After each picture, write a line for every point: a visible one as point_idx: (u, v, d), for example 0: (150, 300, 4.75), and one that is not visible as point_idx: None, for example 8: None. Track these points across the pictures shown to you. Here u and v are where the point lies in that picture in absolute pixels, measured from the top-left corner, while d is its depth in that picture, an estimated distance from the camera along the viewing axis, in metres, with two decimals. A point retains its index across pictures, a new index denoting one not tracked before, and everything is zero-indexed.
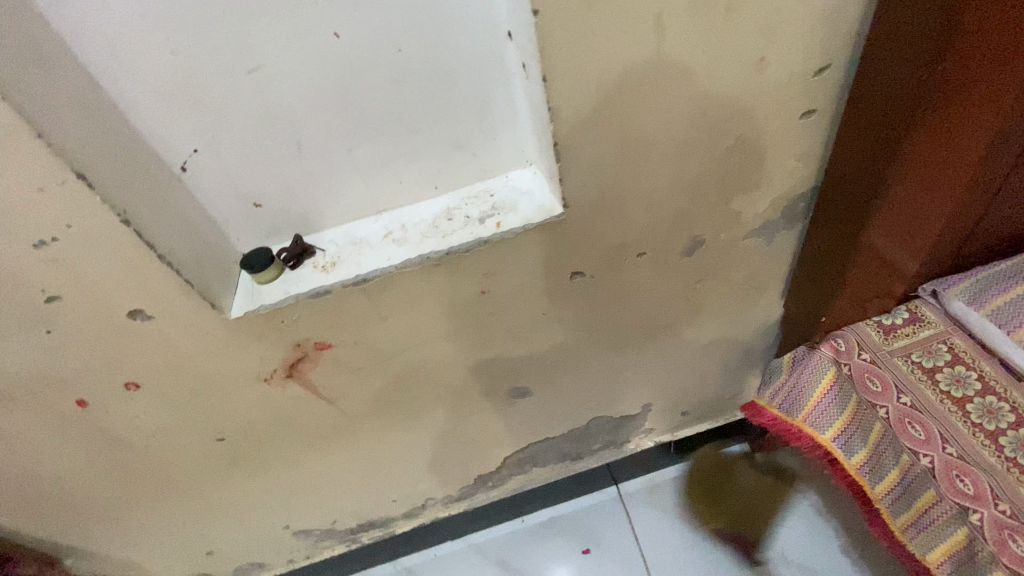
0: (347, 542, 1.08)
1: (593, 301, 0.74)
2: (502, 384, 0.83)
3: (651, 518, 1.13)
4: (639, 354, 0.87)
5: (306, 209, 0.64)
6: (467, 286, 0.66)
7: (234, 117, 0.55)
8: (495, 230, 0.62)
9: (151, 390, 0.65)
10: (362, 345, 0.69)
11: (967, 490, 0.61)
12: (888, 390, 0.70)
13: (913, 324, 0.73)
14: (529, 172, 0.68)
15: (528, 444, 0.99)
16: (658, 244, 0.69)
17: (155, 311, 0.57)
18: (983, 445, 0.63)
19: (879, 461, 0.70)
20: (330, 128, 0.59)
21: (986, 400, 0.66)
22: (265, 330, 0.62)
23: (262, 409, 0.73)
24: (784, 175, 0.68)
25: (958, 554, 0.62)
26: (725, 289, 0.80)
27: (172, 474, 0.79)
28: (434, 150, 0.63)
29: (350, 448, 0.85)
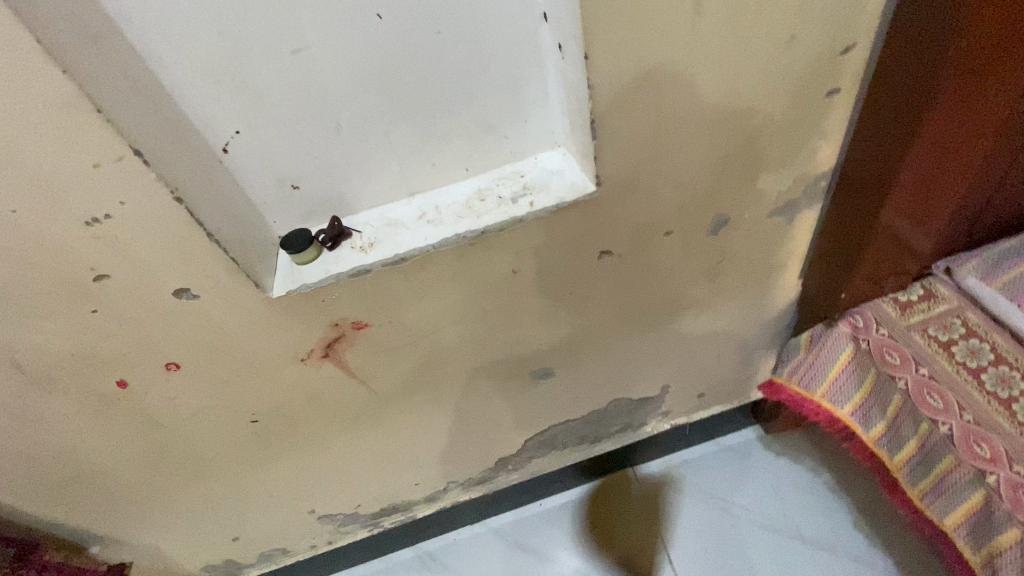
0: (369, 527, 1.09)
1: (619, 280, 0.76)
2: (527, 365, 0.85)
3: (667, 499, 1.15)
4: (660, 334, 0.89)
5: (342, 191, 0.66)
6: (500, 266, 0.67)
7: (276, 99, 0.56)
8: (530, 208, 0.63)
9: (190, 370, 0.67)
10: (396, 325, 0.70)
11: (984, 454, 0.64)
12: (907, 363, 0.72)
13: (928, 300, 0.75)
14: (559, 153, 0.69)
15: (549, 425, 1.01)
16: (685, 222, 0.71)
17: (200, 289, 0.58)
18: (997, 412, 0.65)
19: (898, 431, 0.73)
20: (366, 110, 0.60)
21: (999, 368, 0.68)
22: (304, 309, 0.64)
23: (296, 391, 0.74)
24: (807, 154, 0.69)
25: (977, 516, 0.64)
26: (746, 268, 0.82)
27: (205, 457, 0.80)
28: (467, 131, 0.64)
29: (379, 430, 0.86)
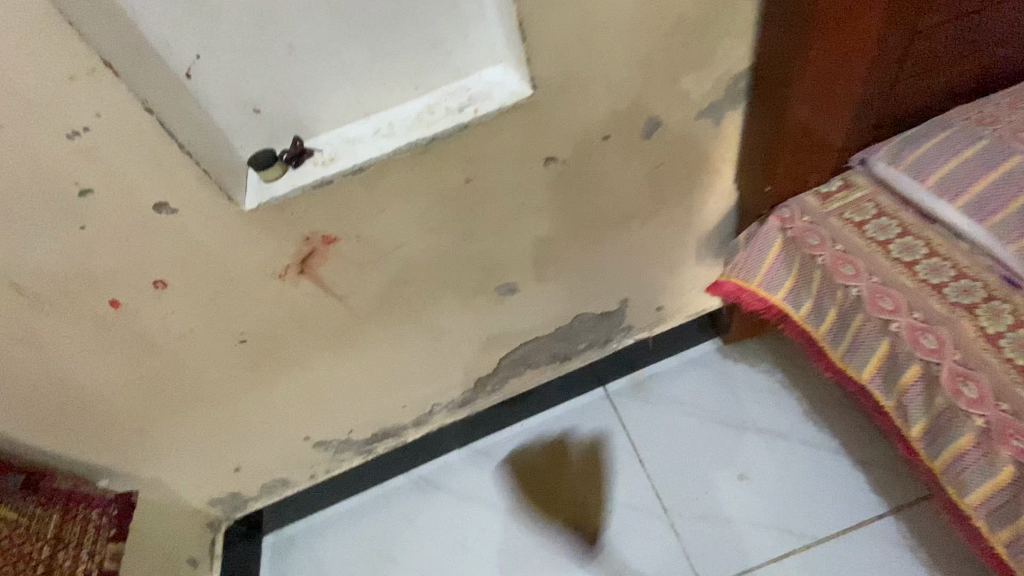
0: (363, 453, 1.19)
1: (567, 187, 0.83)
2: (493, 279, 0.92)
3: (637, 409, 1.24)
4: (613, 244, 0.97)
5: (300, 112, 0.71)
6: (454, 174, 0.74)
7: (231, 22, 0.62)
8: (474, 114, 0.69)
9: (177, 289, 0.73)
10: (363, 237, 0.76)
11: (888, 306, 0.73)
12: (825, 242, 0.81)
13: (845, 189, 0.85)
14: (500, 69, 0.74)
15: (520, 342, 1.09)
16: (619, 126, 0.77)
17: (178, 204, 0.64)
18: (900, 272, 0.74)
19: (821, 304, 0.82)
20: (316, 31, 0.65)
21: (904, 239, 0.77)
22: (276, 222, 0.70)
23: (278, 309, 0.81)
24: (724, 55, 0.76)
25: (885, 364, 0.74)
26: (683, 173, 0.89)
27: (200, 383, 0.87)
28: (412, 49, 0.70)
29: (361, 349, 0.94)
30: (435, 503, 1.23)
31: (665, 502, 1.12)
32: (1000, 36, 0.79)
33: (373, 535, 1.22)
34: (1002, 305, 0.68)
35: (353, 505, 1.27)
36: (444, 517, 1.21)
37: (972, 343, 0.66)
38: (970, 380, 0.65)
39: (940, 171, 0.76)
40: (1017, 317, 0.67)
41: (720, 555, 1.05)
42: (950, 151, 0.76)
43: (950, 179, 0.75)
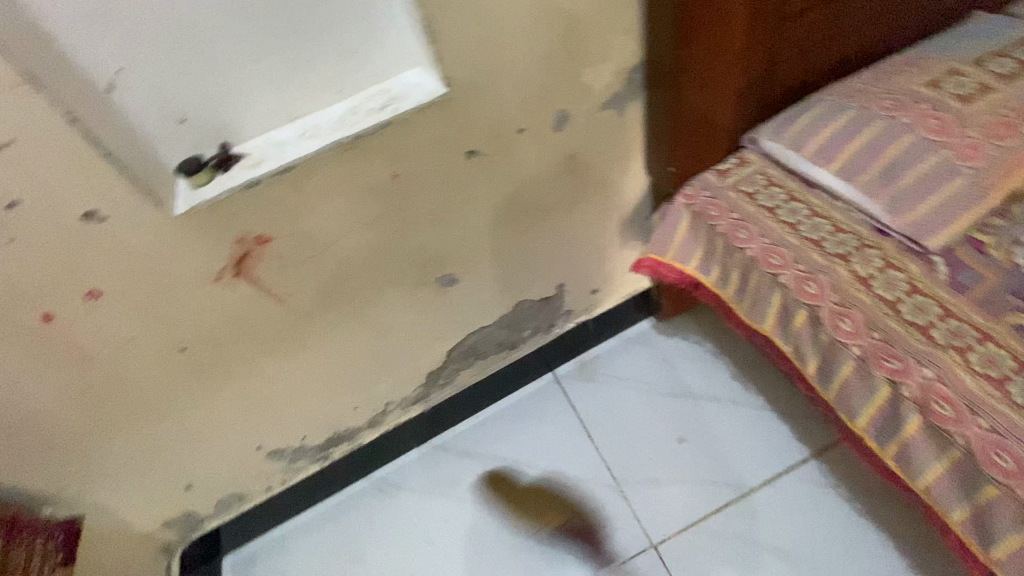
0: (319, 459, 1.20)
1: (491, 178, 0.89)
2: (431, 272, 0.97)
3: (584, 390, 1.31)
4: (541, 231, 1.04)
5: (226, 120, 0.74)
6: (380, 170, 0.79)
7: (151, 37, 0.65)
8: (394, 112, 0.74)
9: (113, 298, 0.74)
10: (297, 236, 0.80)
11: (777, 262, 0.83)
12: (723, 212, 0.91)
13: (740, 165, 0.95)
14: (418, 71, 0.80)
15: (465, 334, 1.14)
16: (532, 118, 0.85)
17: (108, 211, 0.66)
18: (788, 232, 0.84)
19: (726, 268, 0.92)
20: (236, 41, 0.69)
21: (790, 203, 0.88)
22: (209, 225, 0.73)
23: (219, 313, 0.83)
24: (619, 50, 0.84)
25: (781, 313, 0.83)
26: (598, 160, 0.97)
27: (144, 396, 0.87)
28: (330, 55, 0.75)
29: (307, 349, 0.96)
30: (396, 502, 1.25)
31: (615, 472, 1.19)
32: (860, 19, 0.89)
33: (336, 541, 1.23)
34: (872, 251, 0.79)
35: (314, 515, 1.27)
36: (406, 514, 1.24)
37: (847, 285, 0.76)
38: (847, 317, 0.75)
39: (814, 143, 0.86)
40: (884, 259, 0.78)
41: (669, 515, 1.12)
42: (824, 123, 0.86)
43: (826, 148, 0.86)
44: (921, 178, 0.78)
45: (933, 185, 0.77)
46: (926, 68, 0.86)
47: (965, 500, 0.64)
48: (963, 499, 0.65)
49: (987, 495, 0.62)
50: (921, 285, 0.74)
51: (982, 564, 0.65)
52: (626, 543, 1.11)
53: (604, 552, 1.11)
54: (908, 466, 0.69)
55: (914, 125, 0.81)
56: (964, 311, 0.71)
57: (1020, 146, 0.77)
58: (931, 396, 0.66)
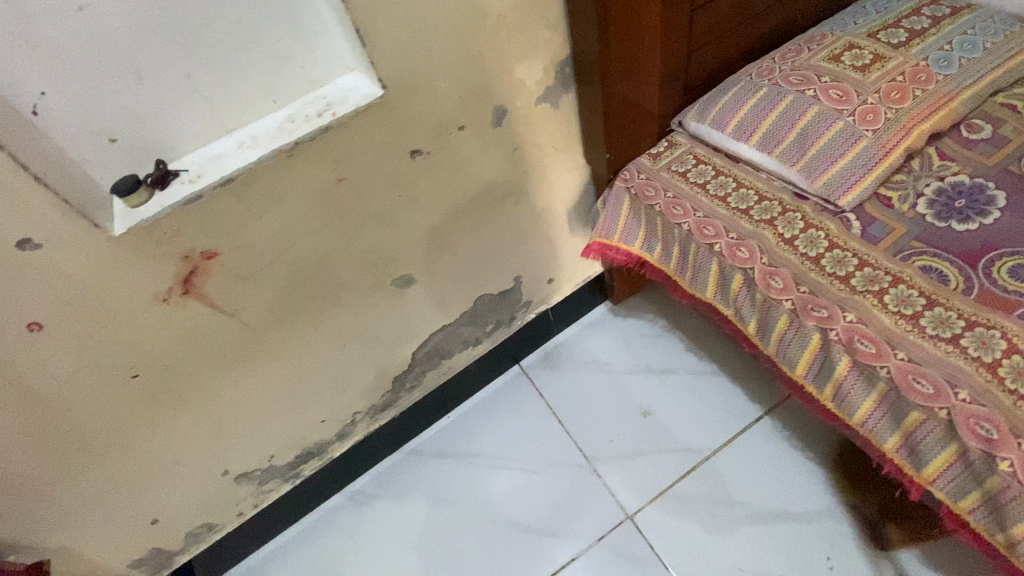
0: (291, 478, 1.18)
1: (436, 177, 0.91)
2: (387, 275, 0.98)
3: (550, 378, 1.34)
4: (492, 225, 1.06)
5: (160, 137, 0.74)
6: (324, 175, 0.79)
7: (73, 57, 0.64)
8: (332, 116, 0.75)
9: (55, 329, 0.72)
10: (245, 248, 0.79)
11: (711, 232, 0.88)
12: (658, 192, 0.96)
13: (670, 148, 1.01)
14: (353, 76, 0.82)
15: (427, 335, 1.15)
16: (470, 115, 0.87)
17: (43, 238, 0.64)
18: (718, 205, 0.90)
19: (667, 244, 0.97)
20: (162, 56, 0.69)
21: (718, 178, 0.94)
22: (151, 244, 0.71)
23: (169, 335, 0.81)
24: (547, 45, 0.88)
25: (720, 281, 0.89)
26: (539, 152, 1.01)
27: (99, 429, 0.84)
28: (261, 66, 0.75)
29: (267, 364, 0.95)
30: (373, 512, 1.24)
31: (586, 452, 1.22)
32: (767, 3, 0.96)
33: (316, 560, 1.20)
34: (793, 215, 0.86)
35: (290, 536, 1.24)
36: (384, 521, 1.23)
37: (775, 247, 0.83)
38: (776, 275, 0.80)
39: (733, 121, 0.93)
40: (805, 220, 0.85)
41: (643, 488, 1.15)
42: (740, 102, 0.93)
43: (744, 124, 0.92)
44: (829, 144, 0.86)
45: (840, 149, 0.85)
46: (827, 45, 0.94)
47: (895, 429, 0.70)
48: (894, 427, 0.71)
49: (913, 419, 0.68)
50: (839, 240, 0.81)
51: (919, 485, 0.71)
52: (603, 518, 1.14)
53: (583, 531, 1.14)
54: (844, 405, 0.75)
55: (820, 97, 0.89)
56: (878, 259, 0.78)
57: (911, 109, 0.86)
58: (855, 336, 0.72)
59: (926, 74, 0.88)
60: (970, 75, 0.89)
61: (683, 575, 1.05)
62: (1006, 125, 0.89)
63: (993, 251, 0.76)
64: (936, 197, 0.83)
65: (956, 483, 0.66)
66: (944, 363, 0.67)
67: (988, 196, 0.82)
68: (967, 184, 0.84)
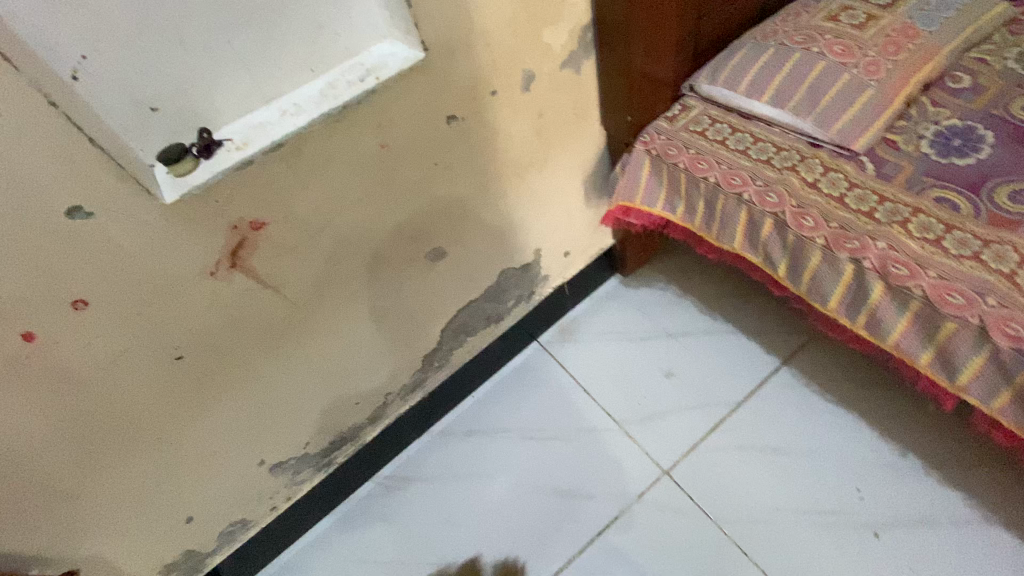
0: (322, 467, 1.15)
1: (468, 145, 0.92)
2: (420, 247, 0.98)
3: (571, 351, 1.36)
4: (517, 195, 1.08)
5: (201, 104, 0.71)
6: (366, 140, 0.80)
7: (117, 17, 0.60)
8: (377, 80, 0.75)
9: (101, 307, 0.69)
10: (290, 218, 0.79)
11: (738, 182, 0.93)
12: (681, 150, 1.00)
13: (684, 111, 1.05)
14: (388, 43, 0.82)
15: (455, 311, 1.15)
16: (501, 80, 0.89)
17: (94, 205, 0.62)
18: (741, 158, 0.95)
19: (690, 200, 1.01)
20: (204, 20, 0.66)
21: (736, 135, 0.98)
22: (201, 212, 0.70)
23: (213, 312, 0.79)
24: (569, 10, 0.91)
25: (747, 229, 0.94)
26: (560, 120, 1.04)
27: (139, 418, 0.81)
28: (302, 33, 0.74)
29: (305, 344, 0.94)
30: (407, 496, 1.23)
31: (615, 416, 1.25)
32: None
33: (353, 548, 1.18)
34: (812, 162, 0.91)
35: (324, 528, 1.22)
36: (420, 504, 1.22)
37: (800, 191, 0.88)
38: (806, 215, 0.86)
39: (746, 79, 0.97)
40: (823, 166, 0.90)
41: (674, 443, 1.19)
42: (751, 61, 0.98)
43: (756, 82, 0.97)
44: (839, 94, 0.91)
45: (850, 98, 0.91)
46: (823, 7, 1.01)
47: (928, 344, 0.77)
48: (926, 344, 0.77)
49: (947, 331, 0.74)
50: (857, 181, 0.87)
51: (952, 394, 0.78)
52: (640, 476, 1.17)
53: (622, 490, 1.16)
54: (878, 329, 0.81)
55: (825, 53, 0.94)
56: (895, 194, 0.84)
57: (906, 60, 0.93)
58: (888, 262, 0.78)
59: (915, 30, 0.96)
60: (951, 30, 0.97)
61: (724, 520, 1.09)
62: (984, 74, 0.98)
63: (993, 180, 0.83)
64: (935, 137, 0.90)
65: (989, 384, 0.73)
66: (970, 277, 0.73)
67: (978, 136, 0.90)
68: (960, 125, 0.91)
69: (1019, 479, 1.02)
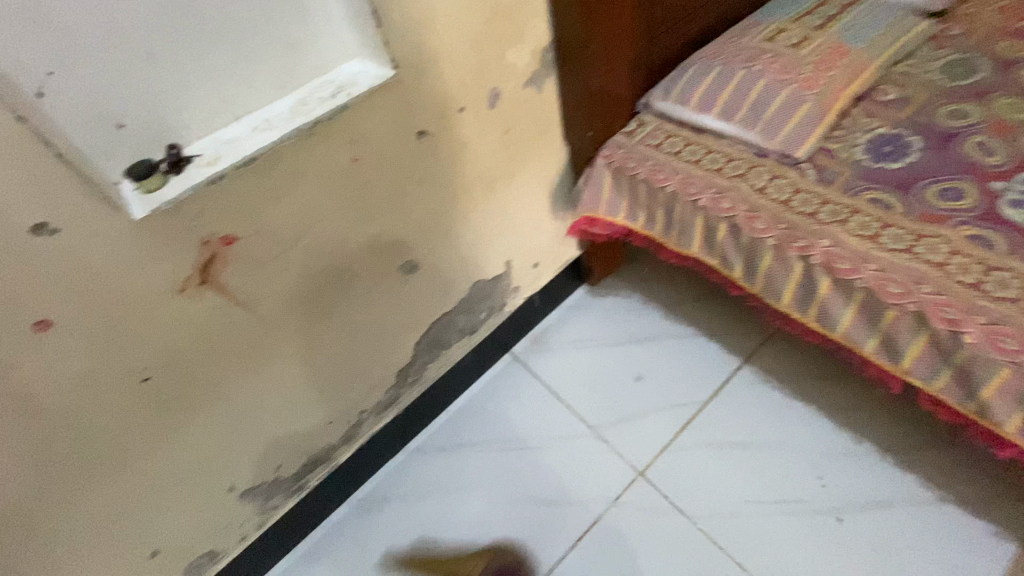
0: (295, 492, 1.12)
1: (438, 159, 0.95)
2: (393, 260, 0.99)
3: (544, 360, 1.39)
4: (487, 208, 1.11)
5: (170, 122, 0.70)
6: (339, 154, 0.81)
7: (85, 34, 0.60)
8: (349, 96, 0.77)
9: (65, 328, 0.66)
10: (262, 233, 0.79)
11: (693, 189, 0.99)
12: (639, 163, 1.06)
13: (641, 126, 1.11)
14: (357, 62, 0.84)
15: (428, 325, 1.16)
16: (468, 96, 0.93)
17: (60, 222, 0.61)
18: (695, 167, 1.01)
19: (651, 209, 1.07)
20: (174, 38, 0.66)
21: (689, 147, 1.05)
22: (171, 228, 0.69)
23: (182, 331, 0.77)
24: (530, 32, 0.96)
25: (705, 233, 1.00)
26: (525, 135, 1.08)
27: (103, 445, 0.77)
28: (273, 51, 0.75)
29: (277, 361, 0.92)
30: (385, 516, 1.21)
31: (590, 422, 1.27)
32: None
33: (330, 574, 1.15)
34: (759, 169, 0.99)
35: (298, 555, 1.18)
36: (398, 523, 1.19)
37: (751, 196, 0.94)
38: (757, 218, 0.92)
39: (696, 96, 1.04)
40: (770, 173, 0.98)
41: (648, 445, 1.22)
42: (700, 79, 1.05)
43: (705, 98, 1.04)
44: (781, 108, 0.99)
45: (790, 111, 0.99)
46: (762, 29, 1.10)
47: (873, 332, 0.84)
48: (872, 332, 0.84)
49: (889, 319, 0.81)
50: (801, 186, 0.94)
51: (897, 377, 0.84)
52: (616, 479, 1.19)
53: (600, 493, 1.18)
54: (829, 321, 0.88)
55: (766, 70, 1.03)
56: (835, 197, 0.92)
57: (838, 76, 1.02)
58: (833, 258, 0.84)
59: (842, 50, 1.05)
60: (875, 50, 1.08)
61: (699, 516, 1.12)
62: (907, 88, 1.08)
63: (922, 181, 0.91)
64: (868, 145, 0.99)
65: (929, 365, 0.80)
66: (907, 268, 0.81)
67: (906, 142, 0.98)
68: (890, 133, 1.00)
69: (965, 457, 1.09)
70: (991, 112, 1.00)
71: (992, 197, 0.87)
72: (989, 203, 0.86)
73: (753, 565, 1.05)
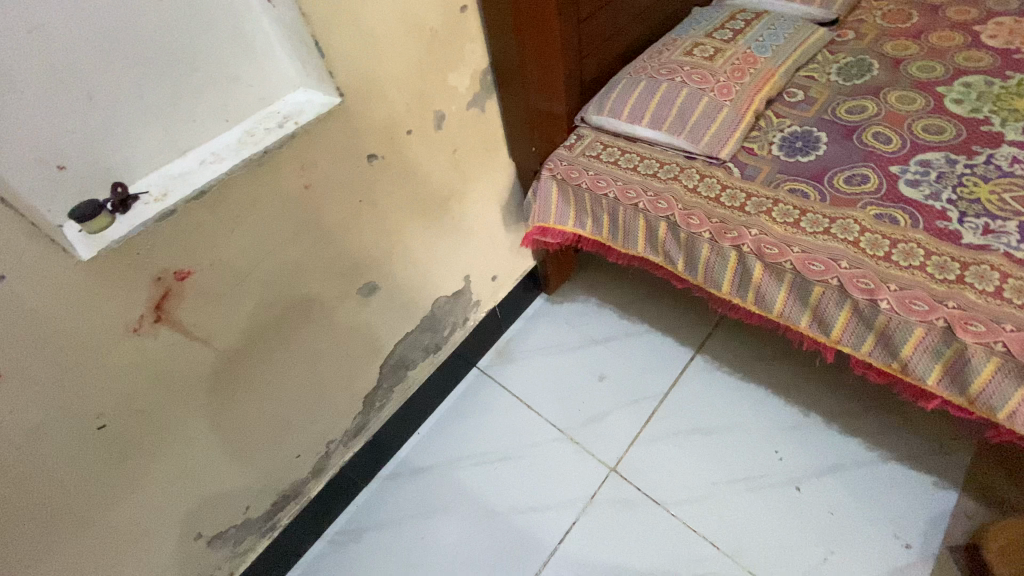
0: (266, 533, 1.08)
1: (389, 181, 0.97)
2: (351, 284, 1.00)
3: (509, 371, 1.41)
4: (441, 226, 1.13)
5: (113, 161, 0.70)
6: (291, 182, 0.82)
7: (23, 78, 0.59)
8: (296, 125, 0.80)
9: (14, 378, 0.64)
10: (217, 266, 0.78)
11: (633, 194, 1.06)
12: (581, 172, 1.12)
13: (579, 139, 1.18)
14: (301, 92, 0.86)
15: (392, 346, 1.16)
16: (413, 119, 0.96)
17: (6, 268, 0.59)
18: (632, 174, 1.09)
19: (597, 214, 1.13)
20: (115, 77, 0.66)
21: (626, 155, 1.12)
22: (123, 267, 0.68)
23: (138, 372, 0.75)
24: (468, 56, 1.01)
25: (648, 233, 1.06)
26: (471, 154, 1.12)
27: (58, 501, 0.73)
28: (216, 86, 0.76)
29: (239, 396, 0.90)
30: (363, 546, 1.18)
31: (560, 426, 1.30)
32: (630, 15, 1.19)
33: None
34: (690, 171, 1.07)
35: None
36: (377, 551, 1.17)
37: (684, 196, 1.03)
38: (692, 214, 1.00)
39: (627, 108, 1.13)
40: (699, 174, 1.06)
41: (617, 441, 1.26)
42: (628, 93, 1.14)
43: (635, 109, 1.12)
44: (703, 114, 1.09)
45: (711, 116, 1.08)
46: (679, 45, 1.20)
47: (804, 308, 0.92)
48: (804, 308, 0.92)
49: (817, 294, 0.89)
50: (728, 183, 1.03)
51: (831, 346, 0.92)
52: (590, 478, 1.22)
53: (576, 494, 1.20)
54: (765, 302, 0.96)
55: (686, 81, 1.12)
56: (758, 190, 1.01)
57: (749, 83, 1.13)
58: (762, 245, 0.93)
59: (751, 59, 1.17)
60: (780, 57, 1.20)
61: (671, 504, 1.16)
62: (810, 90, 1.21)
63: (830, 170, 1.02)
64: (782, 142, 1.10)
65: (856, 332, 0.88)
66: (827, 248, 0.90)
67: (814, 137, 1.09)
68: (799, 130, 1.12)
69: (900, 417, 1.20)
70: (883, 106, 1.13)
71: (890, 179, 0.98)
72: (889, 184, 0.97)
73: (727, 543, 1.10)
